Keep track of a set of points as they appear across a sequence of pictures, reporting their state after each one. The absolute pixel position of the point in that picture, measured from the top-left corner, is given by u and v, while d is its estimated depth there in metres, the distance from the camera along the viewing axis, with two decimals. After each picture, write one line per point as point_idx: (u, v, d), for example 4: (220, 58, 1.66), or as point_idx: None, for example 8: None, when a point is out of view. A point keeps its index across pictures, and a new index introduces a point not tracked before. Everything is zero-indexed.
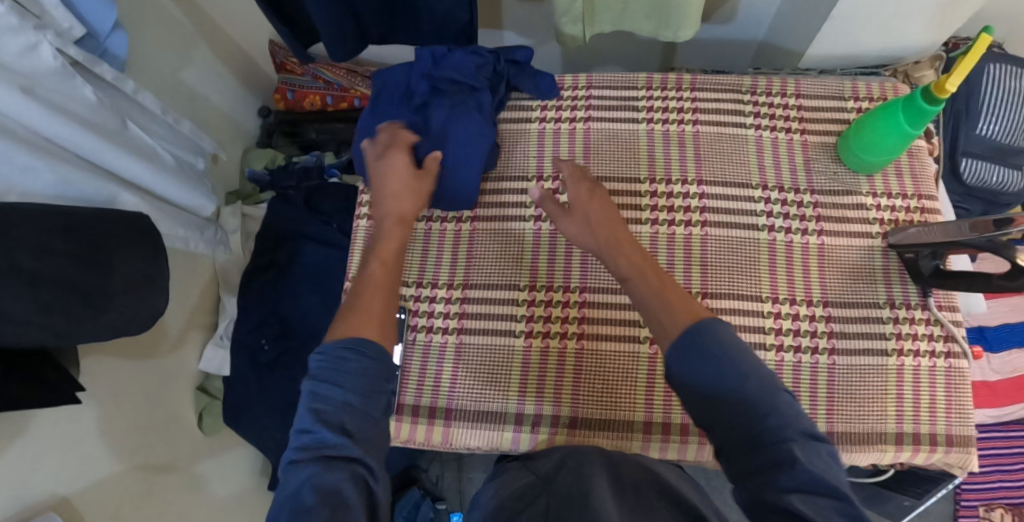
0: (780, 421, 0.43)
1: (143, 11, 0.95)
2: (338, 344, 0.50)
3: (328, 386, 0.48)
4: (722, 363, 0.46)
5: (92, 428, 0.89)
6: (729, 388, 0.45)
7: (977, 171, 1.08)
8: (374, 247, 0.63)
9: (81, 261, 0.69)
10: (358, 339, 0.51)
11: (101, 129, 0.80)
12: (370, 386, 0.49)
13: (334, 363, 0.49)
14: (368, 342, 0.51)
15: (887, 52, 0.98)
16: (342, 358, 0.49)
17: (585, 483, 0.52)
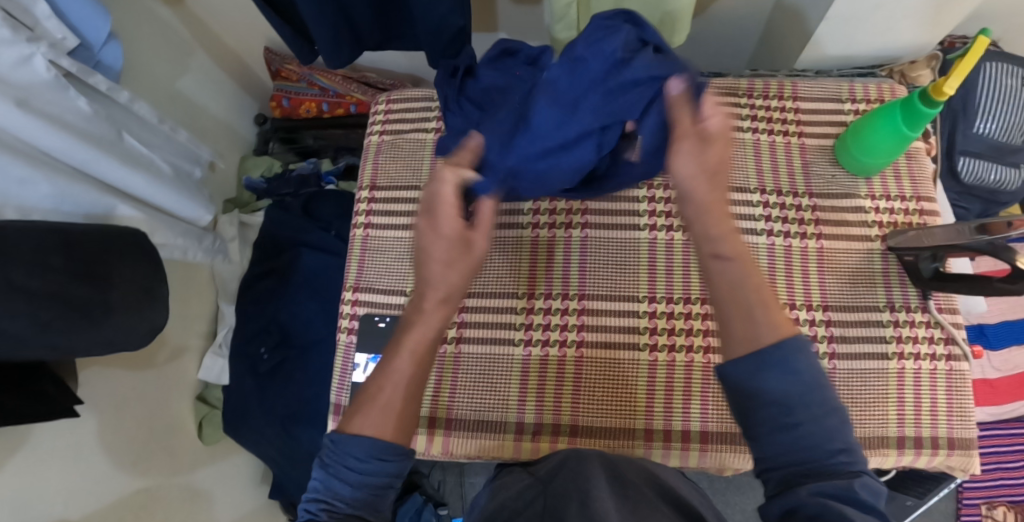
0: (842, 450, 0.41)
1: (137, 21, 0.94)
2: (354, 446, 0.46)
3: (338, 477, 0.46)
4: (801, 379, 0.43)
5: (91, 441, 0.89)
6: (800, 407, 0.42)
7: (975, 170, 1.08)
8: (406, 329, 0.51)
9: (82, 277, 0.69)
10: (379, 443, 0.46)
11: (97, 140, 0.79)
12: (383, 481, 0.47)
13: (351, 456, 0.46)
14: (388, 446, 0.46)
15: (883, 53, 0.98)
16: (358, 452, 0.46)
17: (585, 481, 0.53)
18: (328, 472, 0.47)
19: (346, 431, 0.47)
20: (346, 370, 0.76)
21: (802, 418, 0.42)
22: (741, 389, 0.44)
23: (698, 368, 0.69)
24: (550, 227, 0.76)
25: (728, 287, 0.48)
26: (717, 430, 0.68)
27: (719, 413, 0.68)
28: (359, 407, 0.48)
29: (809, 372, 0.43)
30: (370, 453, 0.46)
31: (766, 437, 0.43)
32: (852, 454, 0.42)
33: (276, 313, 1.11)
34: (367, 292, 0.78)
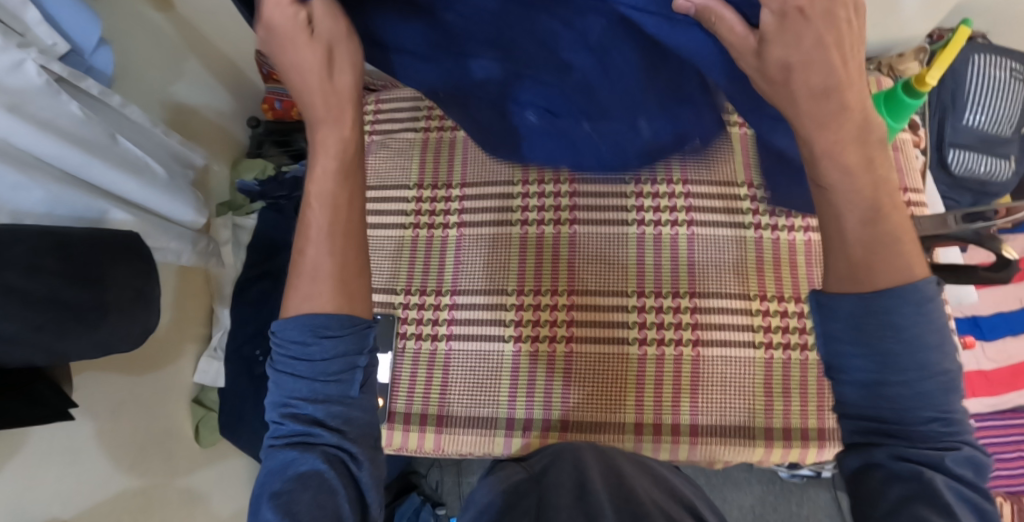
0: (937, 416, 0.39)
1: (129, 25, 0.95)
2: (293, 326, 0.47)
3: (288, 376, 0.47)
4: (905, 336, 0.39)
5: (87, 444, 0.89)
6: (902, 368, 0.39)
7: (965, 162, 1.08)
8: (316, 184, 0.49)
9: (75, 281, 0.69)
10: (318, 320, 0.46)
11: (90, 143, 0.80)
12: (332, 364, 0.47)
13: (297, 349, 0.47)
14: (322, 316, 0.46)
15: (871, 47, 0.99)
16: (303, 342, 0.47)
17: (581, 475, 0.54)
18: (283, 371, 0.48)
19: (285, 319, 0.48)
20: None
21: (898, 380, 0.39)
22: (835, 330, 0.41)
23: (687, 361, 0.69)
24: (538, 224, 0.76)
25: (836, 213, 0.42)
26: (708, 423, 0.68)
27: (709, 407, 0.68)
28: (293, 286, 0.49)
29: (922, 323, 0.39)
30: (305, 330, 0.46)
31: (855, 389, 0.41)
32: (950, 419, 0.39)
33: (272, 314, 1.12)
34: None
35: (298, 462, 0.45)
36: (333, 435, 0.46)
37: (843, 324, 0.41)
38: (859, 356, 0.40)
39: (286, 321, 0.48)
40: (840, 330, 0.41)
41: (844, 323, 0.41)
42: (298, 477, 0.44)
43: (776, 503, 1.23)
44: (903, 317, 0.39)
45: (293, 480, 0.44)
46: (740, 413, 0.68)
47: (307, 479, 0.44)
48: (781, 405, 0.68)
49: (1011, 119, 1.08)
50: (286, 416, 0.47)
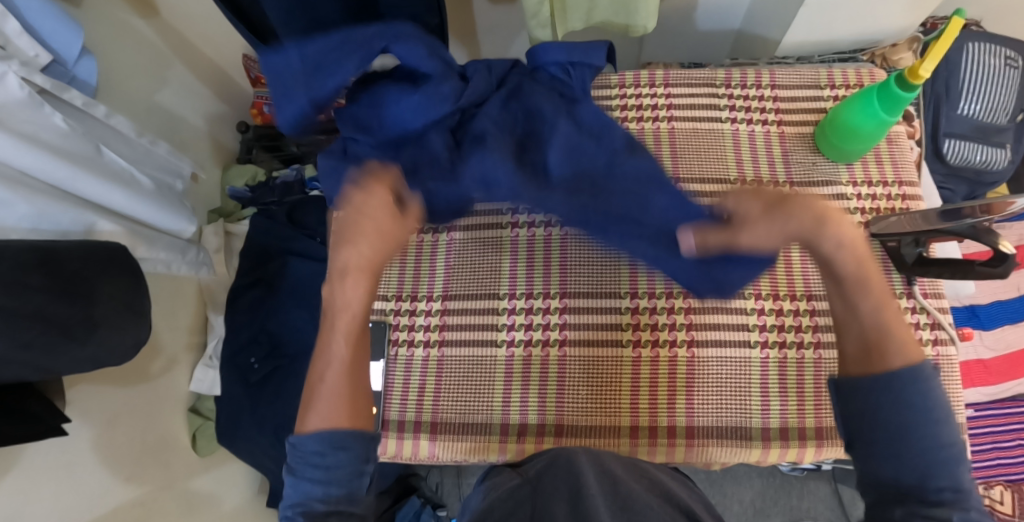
0: (950, 487, 0.43)
1: (111, 35, 0.94)
2: (312, 438, 0.48)
3: (304, 481, 0.48)
4: (919, 413, 0.45)
5: (84, 458, 0.88)
6: (917, 437, 0.44)
7: (960, 151, 1.08)
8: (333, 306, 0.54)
9: (62, 296, 0.68)
10: (335, 433, 0.48)
11: (76, 155, 0.79)
12: (347, 469, 0.48)
13: (314, 455, 0.48)
14: (342, 431, 0.49)
15: (863, 37, 0.98)
16: (321, 451, 0.48)
17: (574, 478, 0.53)
18: (297, 477, 0.48)
19: (304, 431, 0.49)
20: None
21: (913, 446, 0.44)
22: (855, 405, 0.48)
23: (681, 363, 0.69)
24: (529, 226, 0.76)
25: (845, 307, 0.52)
26: (703, 425, 0.67)
27: (705, 408, 0.68)
28: (309, 405, 0.51)
29: (931, 402, 0.45)
30: (324, 445, 0.48)
31: (874, 454, 0.46)
32: (963, 492, 0.43)
33: (266, 321, 1.11)
34: None
35: None
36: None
37: (861, 399, 0.48)
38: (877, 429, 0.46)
39: (304, 433, 0.49)
40: (858, 405, 0.48)
41: (861, 398, 0.48)
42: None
43: (777, 497, 1.22)
44: (913, 392, 0.45)
45: None
46: (736, 413, 0.67)
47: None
48: (778, 404, 0.67)
49: (1007, 106, 1.07)
50: (299, 513, 0.47)
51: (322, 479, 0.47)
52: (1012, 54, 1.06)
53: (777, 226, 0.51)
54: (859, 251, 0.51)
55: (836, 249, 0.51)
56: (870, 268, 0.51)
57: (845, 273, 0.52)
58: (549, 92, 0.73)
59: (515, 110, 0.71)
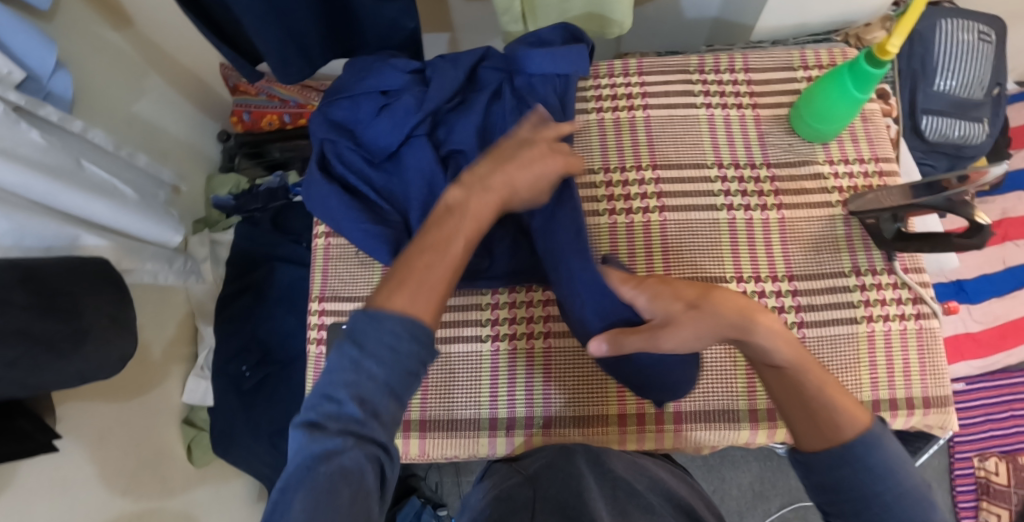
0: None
1: (84, 48, 0.93)
2: (390, 318, 0.42)
3: (366, 359, 0.40)
4: (883, 476, 0.48)
5: (77, 474, 0.88)
6: (884, 502, 0.47)
7: (939, 127, 1.09)
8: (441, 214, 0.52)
9: (46, 312, 0.68)
10: (418, 322, 0.43)
11: (56, 170, 0.78)
12: (412, 370, 0.42)
13: (388, 338, 0.41)
14: (422, 324, 0.43)
15: (838, 17, 0.99)
16: (395, 336, 0.41)
17: (574, 478, 0.55)
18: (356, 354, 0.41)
19: (383, 304, 0.43)
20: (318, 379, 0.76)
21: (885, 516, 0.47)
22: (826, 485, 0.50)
23: None
24: None
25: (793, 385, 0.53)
26: (691, 410, 0.67)
27: (692, 394, 0.68)
28: (394, 285, 0.45)
29: (888, 462, 0.48)
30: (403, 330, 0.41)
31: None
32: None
33: (256, 327, 1.11)
34: (333, 301, 0.78)
35: (342, 455, 0.38)
36: (386, 436, 0.40)
37: (825, 477, 0.50)
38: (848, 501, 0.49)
39: (383, 307, 0.43)
40: (826, 483, 0.50)
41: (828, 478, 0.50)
42: (342, 472, 0.37)
43: (774, 479, 1.23)
44: (872, 459, 0.48)
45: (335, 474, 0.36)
46: (723, 396, 0.68)
47: (351, 473, 0.37)
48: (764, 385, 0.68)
49: (982, 82, 1.08)
50: (349, 399, 0.39)
51: (388, 367, 0.41)
52: (985, 29, 1.07)
53: (701, 323, 0.54)
54: (781, 335, 0.53)
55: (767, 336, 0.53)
56: (795, 347, 0.54)
57: (783, 358, 0.53)
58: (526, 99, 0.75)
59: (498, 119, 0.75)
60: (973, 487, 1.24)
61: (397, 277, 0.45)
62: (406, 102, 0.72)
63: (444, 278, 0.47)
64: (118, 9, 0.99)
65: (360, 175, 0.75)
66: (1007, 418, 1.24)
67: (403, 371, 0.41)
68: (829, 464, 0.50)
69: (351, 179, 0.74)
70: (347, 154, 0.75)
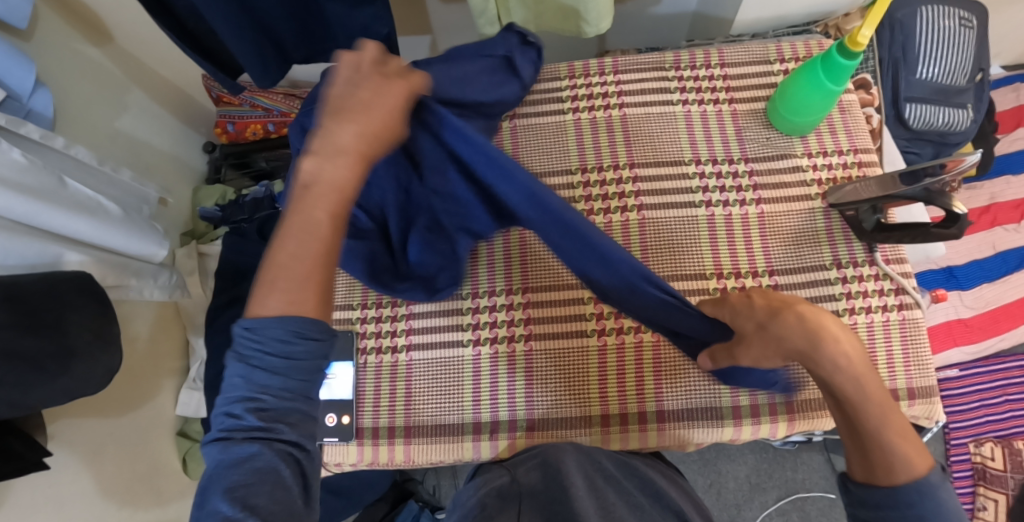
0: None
1: (63, 65, 0.93)
2: (274, 326, 0.45)
3: (260, 370, 0.45)
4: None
5: (70, 490, 0.88)
6: None
7: (922, 115, 1.08)
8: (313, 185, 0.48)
9: (29, 332, 0.67)
10: (301, 320, 0.46)
11: (38, 189, 0.78)
12: (309, 362, 0.47)
13: (275, 343, 0.45)
14: (309, 323, 0.46)
15: (816, 8, 0.99)
16: (283, 337, 0.46)
17: (561, 478, 0.54)
18: (248, 367, 0.46)
19: (260, 316, 0.46)
20: None
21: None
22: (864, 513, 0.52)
23: (647, 346, 0.70)
24: None
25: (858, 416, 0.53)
26: (674, 408, 0.68)
27: (674, 392, 0.68)
28: (267, 287, 0.46)
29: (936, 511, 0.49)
30: (288, 334, 0.45)
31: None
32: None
33: None
34: None
35: (258, 458, 0.43)
36: (295, 434, 0.46)
37: (870, 512, 0.52)
38: None
39: (262, 317, 0.46)
40: (865, 508, 0.52)
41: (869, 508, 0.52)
42: (259, 475, 0.43)
43: (771, 471, 1.23)
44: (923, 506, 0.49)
45: (250, 478, 0.43)
46: (706, 393, 0.68)
47: (266, 474, 0.43)
48: (746, 381, 0.68)
49: (965, 67, 1.08)
50: (248, 411, 0.45)
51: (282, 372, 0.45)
52: (966, 15, 1.07)
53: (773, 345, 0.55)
54: (867, 372, 0.52)
55: (850, 374, 0.52)
56: (876, 382, 0.52)
57: (852, 391, 0.52)
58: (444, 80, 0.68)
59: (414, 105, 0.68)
60: (970, 472, 1.22)
61: (266, 281, 0.46)
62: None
63: (316, 261, 0.47)
64: (98, 25, 0.99)
65: None
66: (1003, 403, 1.23)
67: (298, 370, 0.46)
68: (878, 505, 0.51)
69: None
70: None
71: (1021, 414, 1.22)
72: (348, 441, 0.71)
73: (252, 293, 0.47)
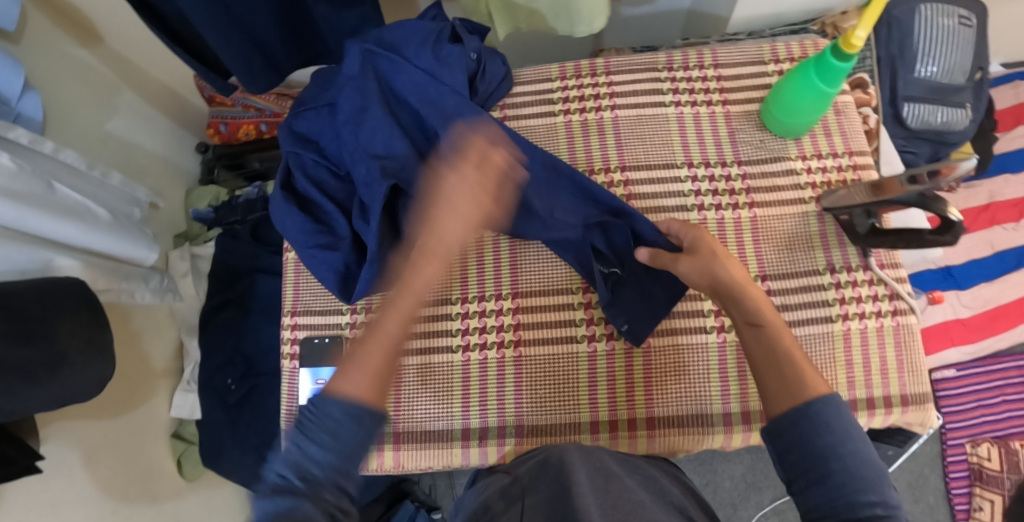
0: (880, 504, 0.42)
1: (51, 67, 0.92)
2: (332, 401, 0.46)
3: (312, 442, 0.45)
4: (833, 431, 0.45)
5: (65, 495, 0.87)
6: (837, 457, 0.44)
7: (920, 115, 1.07)
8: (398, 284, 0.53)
9: (21, 340, 0.66)
10: (360, 403, 0.47)
11: (28, 194, 0.77)
12: (358, 442, 0.46)
13: (329, 417, 0.46)
14: (363, 406, 0.47)
15: (813, 6, 0.97)
16: (338, 415, 0.46)
17: (565, 477, 0.53)
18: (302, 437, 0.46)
19: (326, 392, 0.48)
20: (292, 395, 0.75)
21: (836, 473, 0.43)
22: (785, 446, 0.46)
23: (638, 353, 0.69)
24: (477, 228, 0.76)
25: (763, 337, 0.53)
26: (663, 415, 0.67)
27: (664, 398, 0.68)
28: (343, 369, 0.50)
29: (838, 421, 0.45)
30: (345, 408, 0.46)
31: (808, 485, 0.44)
32: (894, 512, 0.42)
33: (240, 342, 1.10)
34: (305, 315, 0.77)
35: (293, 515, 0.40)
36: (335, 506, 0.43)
37: (784, 439, 0.47)
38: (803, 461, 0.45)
39: (329, 392, 0.47)
40: (785, 445, 0.46)
41: (789, 438, 0.46)
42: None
43: (767, 470, 1.23)
44: (824, 412, 0.46)
45: None
46: (696, 400, 0.67)
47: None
48: (736, 387, 0.67)
49: (963, 66, 1.07)
50: (294, 475, 0.43)
51: (332, 447, 0.45)
52: (965, 13, 1.05)
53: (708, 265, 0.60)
54: (763, 303, 0.56)
55: (753, 299, 0.56)
56: (775, 317, 0.55)
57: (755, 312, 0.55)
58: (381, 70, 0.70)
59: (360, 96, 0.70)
60: (967, 472, 1.22)
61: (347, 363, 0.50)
62: (353, 98, 0.70)
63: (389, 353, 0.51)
64: (88, 26, 0.99)
65: (319, 186, 0.75)
66: (1000, 403, 1.23)
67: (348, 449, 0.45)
68: (783, 421, 0.47)
69: (310, 191, 0.74)
70: (311, 167, 0.75)
71: (1018, 414, 1.22)
72: None
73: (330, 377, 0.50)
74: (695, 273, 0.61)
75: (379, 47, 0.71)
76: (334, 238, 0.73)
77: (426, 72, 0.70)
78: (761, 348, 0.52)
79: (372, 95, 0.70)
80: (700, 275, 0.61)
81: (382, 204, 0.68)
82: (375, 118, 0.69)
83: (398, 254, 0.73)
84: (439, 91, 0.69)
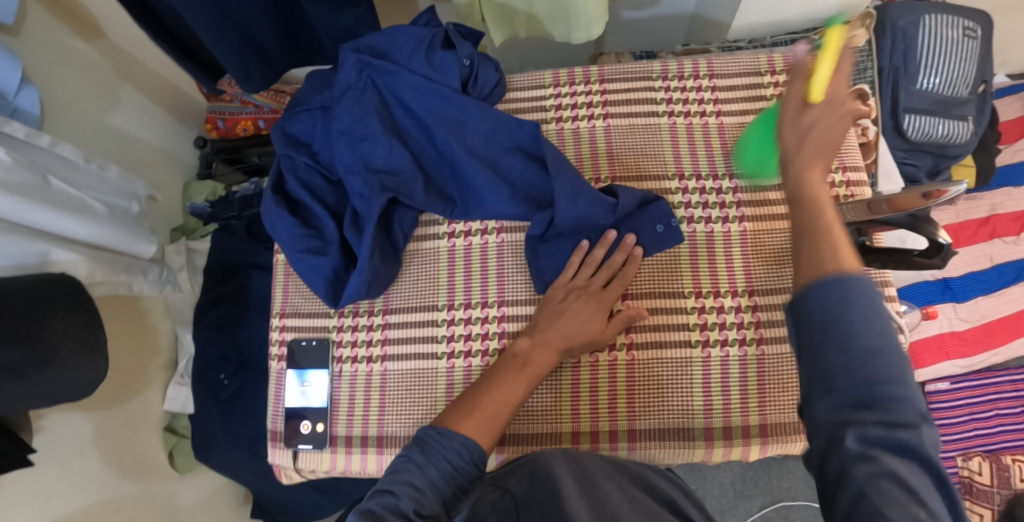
0: (903, 385, 0.39)
1: (49, 61, 0.92)
2: (454, 441, 0.56)
3: (432, 466, 0.54)
4: (860, 307, 0.40)
5: (56, 487, 0.88)
6: (857, 329, 0.40)
7: (922, 127, 1.05)
8: (519, 356, 0.66)
9: (14, 338, 0.65)
10: (474, 447, 0.57)
11: (23, 187, 0.76)
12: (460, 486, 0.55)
13: (452, 449, 0.56)
14: (479, 450, 0.57)
15: (816, 15, 0.97)
16: (458, 449, 0.56)
17: (553, 481, 0.52)
18: (422, 457, 0.55)
19: (452, 429, 0.58)
20: (279, 396, 0.76)
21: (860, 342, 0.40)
22: (803, 311, 0.43)
23: (622, 365, 0.70)
24: (465, 235, 0.76)
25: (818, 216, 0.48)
26: (645, 428, 0.68)
27: (647, 411, 0.68)
28: (466, 412, 0.60)
29: (868, 298, 0.40)
30: (465, 447, 0.56)
31: (821, 360, 0.41)
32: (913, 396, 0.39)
33: (234, 338, 1.10)
34: (293, 317, 0.78)
35: None
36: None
37: (805, 312, 0.43)
38: (823, 324, 0.41)
39: (452, 429, 0.58)
40: (806, 316, 0.43)
41: (811, 307, 0.42)
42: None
43: (756, 478, 1.23)
44: (861, 286, 0.41)
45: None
46: (678, 413, 0.68)
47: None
48: (720, 402, 0.68)
49: (966, 79, 1.05)
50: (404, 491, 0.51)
51: (444, 477, 0.54)
52: (970, 24, 1.04)
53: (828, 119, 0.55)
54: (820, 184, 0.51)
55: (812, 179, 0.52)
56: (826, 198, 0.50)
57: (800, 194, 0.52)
58: (386, 85, 0.72)
59: (367, 109, 0.71)
60: None
61: (468, 409, 0.60)
62: (350, 109, 0.71)
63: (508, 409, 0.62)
64: (88, 19, 0.99)
65: (311, 189, 0.75)
66: (993, 417, 1.22)
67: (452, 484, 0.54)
68: (803, 297, 0.43)
69: (300, 194, 0.74)
70: (302, 170, 0.76)
71: (1011, 429, 1.21)
72: (322, 448, 0.73)
73: (448, 412, 0.60)
74: (790, 132, 0.56)
75: (374, 55, 0.72)
76: (322, 242, 0.73)
77: (428, 82, 0.71)
78: (802, 219, 0.50)
79: (371, 106, 0.71)
80: (796, 135, 0.56)
81: (377, 215, 0.69)
82: (374, 132, 0.70)
83: (390, 262, 0.73)
84: (442, 96, 0.71)
